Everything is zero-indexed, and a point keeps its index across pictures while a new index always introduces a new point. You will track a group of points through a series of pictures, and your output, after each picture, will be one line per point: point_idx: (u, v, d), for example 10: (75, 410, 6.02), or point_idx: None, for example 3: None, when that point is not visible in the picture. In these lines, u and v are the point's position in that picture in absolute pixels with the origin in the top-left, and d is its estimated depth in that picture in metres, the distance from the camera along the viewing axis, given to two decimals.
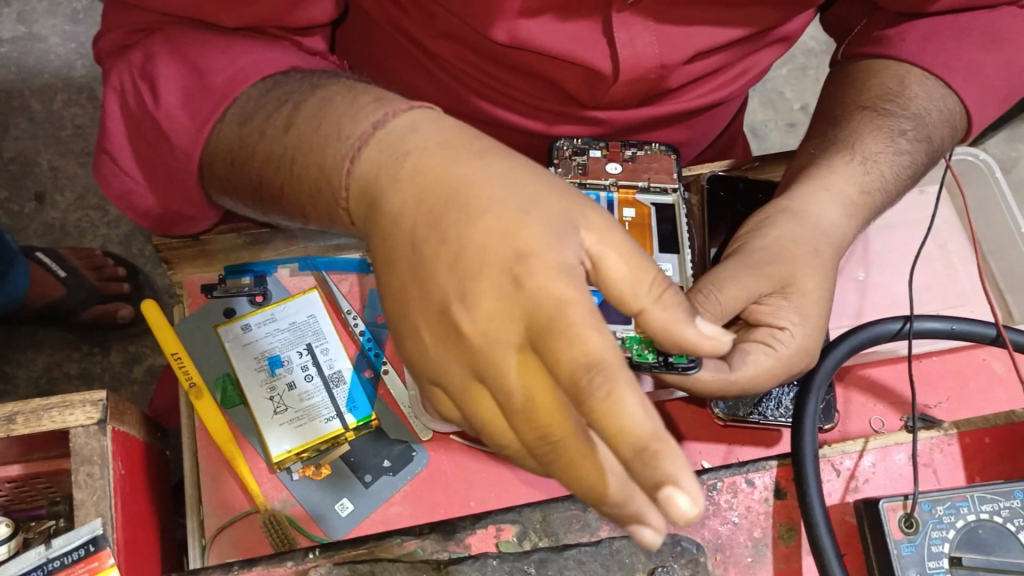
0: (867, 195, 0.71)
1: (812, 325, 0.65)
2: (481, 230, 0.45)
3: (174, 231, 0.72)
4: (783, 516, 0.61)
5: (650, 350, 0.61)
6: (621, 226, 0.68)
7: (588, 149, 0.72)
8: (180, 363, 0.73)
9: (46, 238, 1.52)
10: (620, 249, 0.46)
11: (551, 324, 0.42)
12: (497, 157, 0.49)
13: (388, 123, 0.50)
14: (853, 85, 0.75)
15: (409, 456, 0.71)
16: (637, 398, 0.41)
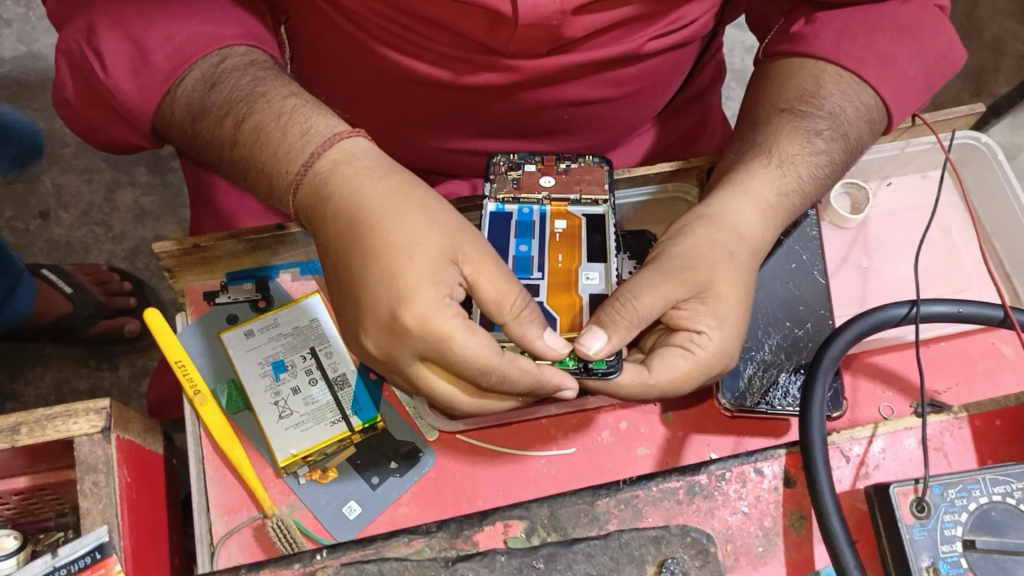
0: (784, 199, 0.69)
1: (731, 330, 0.63)
2: (377, 272, 0.57)
3: (174, 240, 0.71)
4: (794, 504, 0.60)
5: (571, 357, 0.61)
6: (551, 240, 0.67)
7: (524, 163, 0.70)
8: (185, 371, 0.72)
9: (53, 255, 1.53)
10: (489, 279, 0.59)
11: (438, 345, 0.56)
12: (396, 196, 0.59)
13: (314, 164, 0.61)
14: (773, 87, 0.74)
15: (417, 456, 0.71)
16: (520, 375, 0.57)
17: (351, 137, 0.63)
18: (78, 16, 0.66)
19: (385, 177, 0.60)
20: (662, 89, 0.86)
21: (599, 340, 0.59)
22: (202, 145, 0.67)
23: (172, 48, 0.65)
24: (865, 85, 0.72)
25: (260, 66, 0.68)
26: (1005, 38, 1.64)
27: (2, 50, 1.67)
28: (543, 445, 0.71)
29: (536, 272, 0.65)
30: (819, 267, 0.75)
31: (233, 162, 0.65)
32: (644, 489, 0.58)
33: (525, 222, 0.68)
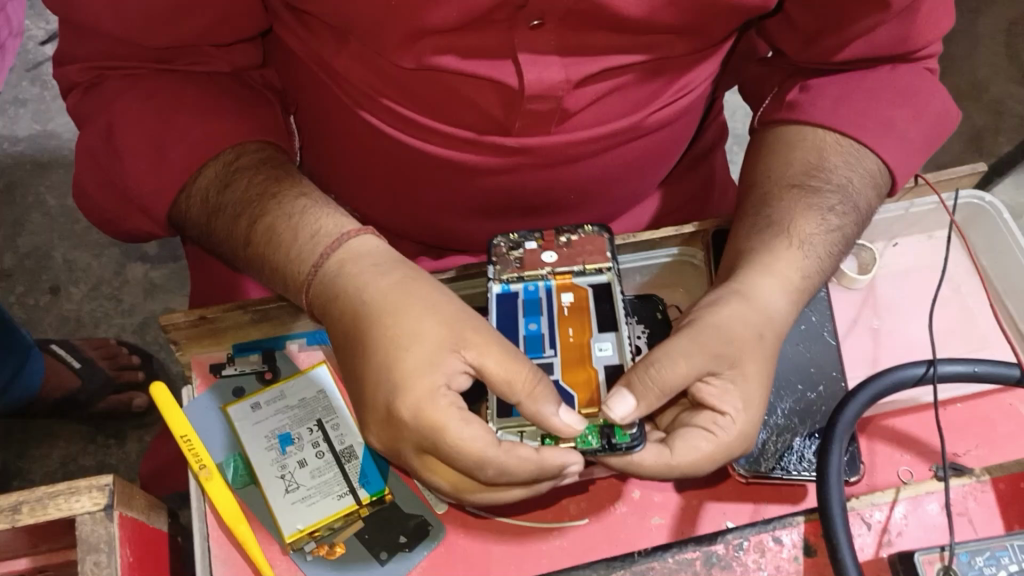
0: (808, 280, 0.68)
1: (755, 413, 0.62)
2: (377, 368, 0.58)
3: (182, 311, 0.71)
4: (814, 573, 0.66)
5: (592, 436, 0.58)
6: (560, 314, 0.64)
7: (523, 242, 0.68)
8: (190, 445, 0.70)
9: (62, 330, 1.53)
10: (495, 361, 0.57)
11: (433, 437, 0.56)
12: (401, 293, 0.60)
13: (325, 263, 0.62)
14: (777, 160, 0.73)
15: (426, 529, 0.69)
16: (516, 464, 0.55)
17: (360, 237, 0.64)
18: (97, 113, 0.69)
19: (390, 275, 0.61)
20: (665, 159, 0.88)
21: (625, 404, 0.56)
22: (217, 239, 0.69)
23: (186, 146, 0.67)
24: (867, 150, 0.72)
25: (272, 162, 0.69)
26: (1005, 99, 1.67)
27: (18, 130, 1.70)
28: (554, 515, 0.70)
29: (547, 349, 0.63)
30: (829, 328, 0.74)
31: (248, 262, 0.67)
32: (660, 561, 0.67)
33: (532, 300, 0.66)
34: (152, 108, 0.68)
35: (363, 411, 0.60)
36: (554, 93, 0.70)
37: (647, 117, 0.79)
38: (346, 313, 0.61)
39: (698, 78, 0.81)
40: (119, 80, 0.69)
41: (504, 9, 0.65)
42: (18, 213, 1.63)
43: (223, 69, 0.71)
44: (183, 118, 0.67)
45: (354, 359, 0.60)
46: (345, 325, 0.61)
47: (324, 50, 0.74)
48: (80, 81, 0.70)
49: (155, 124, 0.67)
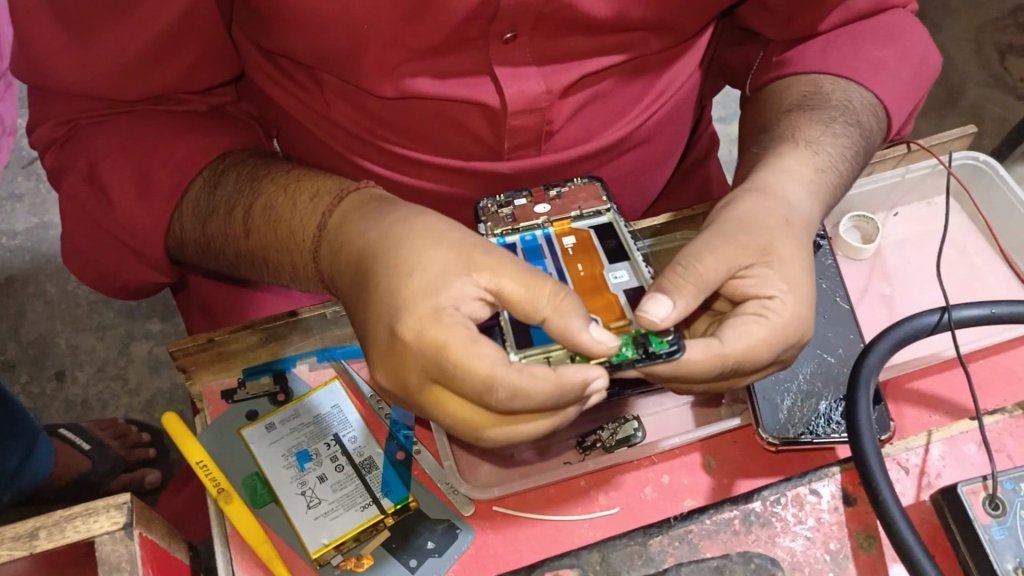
0: (823, 175, 0.67)
1: (803, 294, 0.59)
2: (380, 297, 0.52)
3: (191, 336, 0.70)
4: (858, 523, 0.64)
5: (627, 346, 0.53)
6: (563, 253, 0.59)
7: (513, 199, 0.63)
8: (206, 471, 0.69)
9: (67, 417, 1.47)
10: (512, 279, 0.51)
11: (443, 359, 0.50)
12: (402, 226, 0.55)
13: (328, 221, 0.59)
14: (771, 102, 0.75)
15: (454, 533, 0.66)
16: (531, 383, 0.49)
17: (361, 190, 0.61)
18: (73, 156, 0.66)
19: (391, 214, 0.57)
20: (663, 164, 0.86)
21: (663, 306, 0.51)
22: (218, 249, 0.66)
23: (173, 167, 0.65)
24: (857, 86, 0.73)
25: (260, 159, 0.68)
26: (982, 103, 1.65)
27: (14, 225, 1.66)
28: (584, 508, 0.67)
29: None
30: (840, 293, 0.75)
31: (252, 254, 0.64)
32: (698, 524, 0.64)
33: (532, 247, 0.60)
34: (133, 142, 0.65)
35: (373, 349, 0.54)
36: (537, 105, 0.67)
37: (641, 125, 0.77)
38: (353, 255, 0.56)
39: (682, 75, 0.78)
40: (92, 126, 0.66)
41: (475, 26, 0.61)
42: (18, 303, 1.58)
43: (201, 109, 0.70)
44: (165, 142, 0.66)
45: (361, 298, 0.54)
46: (352, 271, 0.56)
47: (304, 98, 0.72)
48: (54, 138, 0.67)
49: (139, 154, 0.65)
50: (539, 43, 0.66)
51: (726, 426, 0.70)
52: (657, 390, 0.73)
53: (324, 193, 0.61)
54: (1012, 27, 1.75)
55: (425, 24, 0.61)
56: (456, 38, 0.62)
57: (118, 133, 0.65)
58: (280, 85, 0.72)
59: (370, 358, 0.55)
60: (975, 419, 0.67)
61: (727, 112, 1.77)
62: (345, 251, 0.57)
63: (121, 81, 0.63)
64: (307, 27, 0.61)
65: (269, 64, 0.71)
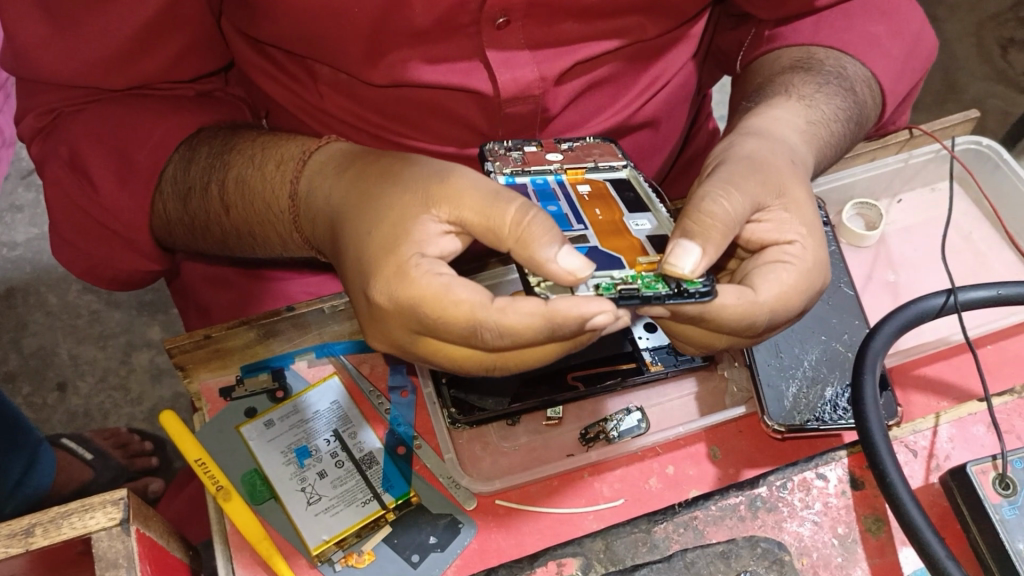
0: (815, 127, 0.67)
1: (818, 237, 0.59)
2: (352, 260, 0.52)
3: (185, 332, 0.69)
4: (866, 507, 0.63)
5: (657, 282, 0.51)
6: (579, 199, 0.58)
7: (522, 145, 0.62)
8: (205, 468, 0.68)
9: (70, 426, 1.39)
10: (472, 211, 0.51)
11: (422, 314, 0.49)
12: (358, 181, 0.55)
13: (297, 181, 0.60)
14: (763, 70, 0.74)
15: (457, 528, 0.65)
16: (510, 314, 0.48)
17: (322, 147, 0.61)
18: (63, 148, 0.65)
19: (349, 168, 0.57)
20: (661, 153, 0.85)
21: (691, 255, 0.50)
22: (204, 227, 0.66)
23: (152, 147, 0.65)
24: (842, 55, 0.73)
25: (229, 128, 0.68)
26: (986, 97, 1.64)
27: (16, 236, 1.59)
28: (588, 499, 0.66)
29: (576, 224, 0.55)
30: (846, 280, 0.75)
31: (238, 228, 0.64)
32: (703, 510, 0.62)
33: (544, 190, 0.59)
34: (114, 127, 0.65)
35: (363, 312, 0.54)
36: (532, 93, 0.66)
37: (638, 112, 0.76)
38: (326, 221, 0.57)
39: (679, 62, 0.77)
40: (75, 113, 0.66)
41: (466, 12, 0.61)
42: (21, 314, 1.51)
43: (187, 94, 0.70)
44: (146, 123, 0.66)
45: (341, 262, 0.55)
46: (329, 236, 0.57)
47: (296, 88, 0.72)
48: (39, 128, 0.67)
49: (117, 137, 0.65)
50: (532, 30, 0.65)
51: (730, 415, 0.70)
52: (660, 380, 0.72)
53: (295, 155, 0.61)
54: (1013, 21, 1.74)
55: (415, 9, 0.60)
56: (447, 24, 0.62)
57: (101, 115, 0.65)
58: (273, 77, 0.72)
59: (363, 321, 0.55)
60: (983, 401, 0.66)
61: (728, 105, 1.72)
62: (317, 216, 0.58)
63: (107, 70, 0.63)
64: (296, 16, 0.61)
65: (260, 57, 0.71)
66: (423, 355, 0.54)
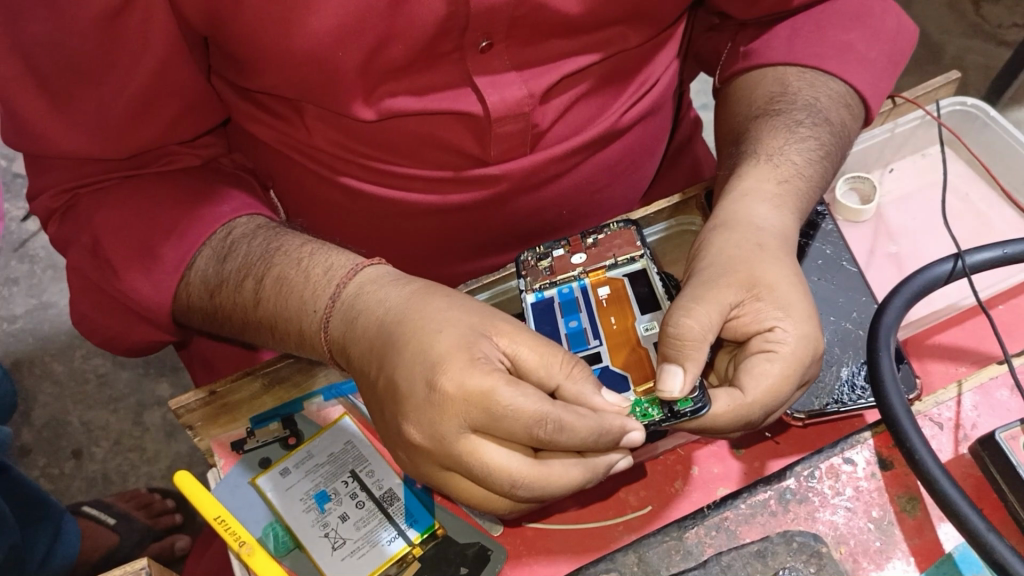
0: (787, 184, 0.69)
1: (801, 316, 0.61)
2: (408, 353, 0.54)
3: (190, 391, 0.68)
4: (899, 486, 0.61)
5: (654, 407, 0.58)
6: (598, 304, 0.64)
7: (551, 250, 0.68)
8: (226, 525, 0.65)
9: (91, 492, 1.38)
10: (528, 346, 0.56)
11: (486, 405, 0.52)
12: (424, 294, 0.58)
13: (342, 293, 0.60)
14: (739, 107, 0.77)
15: (487, 555, 0.64)
16: (574, 417, 0.52)
17: (372, 264, 0.62)
18: (80, 234, 0.65)
19: (411, 283, 0.59)
20: (652, 155, 0.84)
21: (677, 376, 0.56)
22: (226, 318, 0.66)
23: (175, 236, 0.65)
24: (830, 78, 0.74)
25: (267, 227, 0.68)
26: (964, 54, 1.63)
27: (14, 308, 1.59)
28: (616, 511, 0.65)
29: (592, 340, 0.63)
30: (846, 257, 0.74)
31: (263, 327, 0.64)
32: (732, 510, 0.61)
33: (568, 301, 0.65)
34: (127, 210, 0.65)
35: (405, 394, 0.53)
36: (521, 110, 0.66)
37: (621, 118, 0.75)
38: (379, 314, 0.57)
39: (662, 66, 0.77)
40: (90, 195, 0.66)
41: (448, 39, 0.61)
42: (28, 387, 1.49)
43: (194, 162, 0.69)
44: (159, 205, 0.66)
45: (390, 351, 0.55)
46: (374, 332, 0.57)
47: (284, 128, 0.71)
48: (54, 208, 0.67)
49: (134, 221, 0.65)
50: (515, 50, 0.65)
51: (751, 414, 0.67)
52: None
53: (336, 266, 0.62)
54: None
55: (395, 39, 0.60)
56: (429, 53, 0.62)
57: (110, 200, 0.65)
58: (258, 120, 0.72)
59: (400, 408, 0.54)
60: (1004, 362, 0.65)
61: (704, 98, 1.67)
62: (368, 311, 0.58)
63: (106, 143, 0.62)
64: (278, 59, 0.61)
65: (248, 102, 0.71)
66: (439, 459, 0.54)
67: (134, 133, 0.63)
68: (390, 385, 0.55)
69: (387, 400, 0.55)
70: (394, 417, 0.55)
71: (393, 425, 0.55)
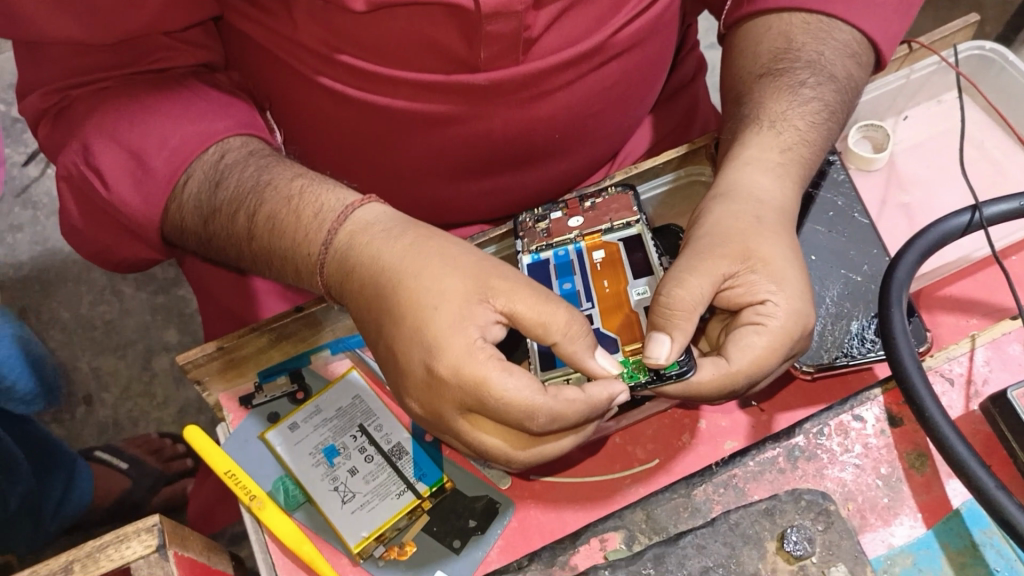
0: (791, 152, 0.68)
1: (795, 292, 0.60)
2: (406, 328, 0.54)
3: (198, 347, 0.67)
4: (908, 443, 0.61)
5: (641, 370, 0.58)
6: (592, 268, 0.64)
7: (548, 213, 0.68)
8: (236, 480, 0.67)
9: (102, 438, 1.40)
10: (526, 304, 0.55)
11: (476, 392, 0.52)
12: (420, 252, 0.57)
13: (335, 240, 0.59)
14: (741, 58, 0.76)
15: (494, 509, 0.65)
16: (568, 403, 0.53)
17: (364, 206, 0.61)
18: (72, 139, 0.65)
19: (404, 235, 0.58)
20: (653, 84, 0.81)
21: (664, 345, 0.56)
22: (219, 245, 0.66)
23: (169, 151, 0.64)
24: (836, 22, 0.73)
25: (259, 154, 0.66)
26: None
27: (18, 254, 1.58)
28: (623, 464, 0.65)
29: (585, 303, 0.63)
30: (858, 208, 0.73)
31: (253, 256, 0.64)
32: (740, 468, 0.61)
33: (564, 263, 0.65)
34: (117, 112, 0.65)
35: (404, 367, 0.55)
36: (513, 8, 0.62)
37: (625, 51, 0.73)
38: (375, 260, 0.57)
39: None
40: (84, 95, 0.66)
41: None
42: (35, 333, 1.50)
43: (187, 61, 0.69)
44: (150, 104, 0.65)
45: (389, 321, 0.55)
46: (370, 286, 0.57)
47: (273, 23, 0.70)
48: (45, 109, 0.67)
49: (128, 129, 0.64)
50: None
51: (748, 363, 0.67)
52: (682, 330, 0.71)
53: (330, 206, 0.61)
54: None
55: None
56: None
57: (106, 99, 0.65)
58: (248, 15, 0.71)
59: (400, 377, 0.56)
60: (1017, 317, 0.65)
61: (714, 36, 1.64)
62: (363, 255, 0.57)
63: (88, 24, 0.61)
64: None
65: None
66: (439, 426, 0.57)
67: (113, 17, 0.62)
68: (389, 353, 0.56)
69: (389, 366, 0.57)
70: (398, 386, 0.57)
71: (398, 389, 0.57)
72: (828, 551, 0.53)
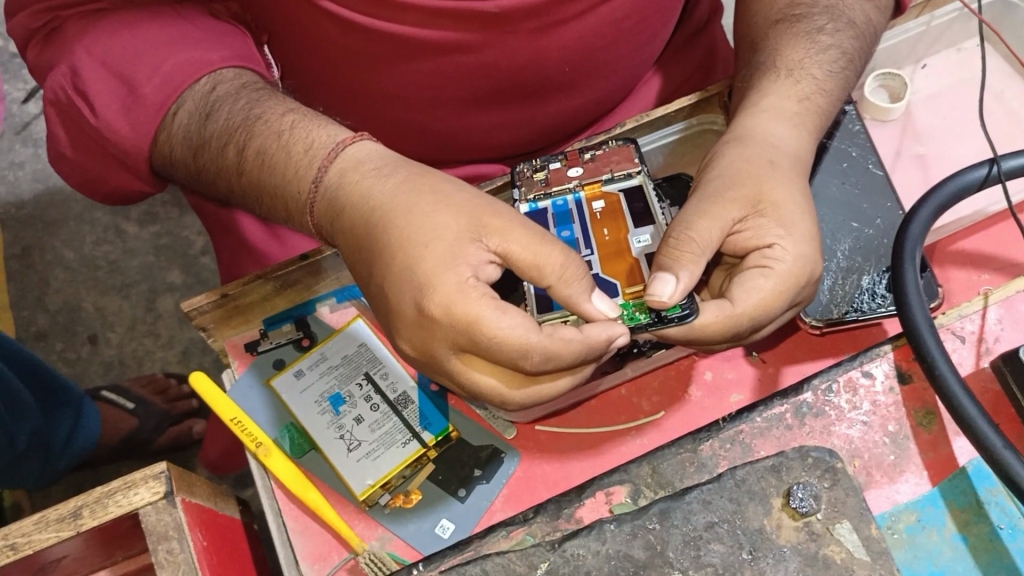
0: (808, 100, 0.67)
1: (803, 236, 0.59)
2: (395, 266, 0.53)
3: (202, 294, 0.67)
4: (916, 401, 0.60)
5: (641, 312, 0.57)
6: (592, 217, 0.63)
7: (548, 163, 0.66)
8: (242, 427, 0.67)
9: (108, 376, 1.40)
10: (519, 243, 0.53)
11: (468, 331, 0.52)
12: (410, 190, 0.56)
13: (324, 178, 0.59)
14: (758, 5, 0.75)
15: (499, 458, 0.65)
16: (563, 345, 0.52)
17: (355, 143, 0.60)
18: (61, 62, 0.64)
19: (395, 173, 0.57)
20: (666, 22, 0.79)
21: (669, 284, 0.54)
22: (209, 177, 0.66)
23: (160, 78, 0.63)
24: None
25: (251, 87, 0.66)
26: None
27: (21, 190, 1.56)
28: (628, 416, 0.66)
29: (584, 249, 0.61)
30: (873, 159, 0.71)
31: (243, 190, 0.64)
32: (748, 423, 0.56)
33: (562, 212, 0.64)
34: (109, 34, 0.64)
35: (394, 308, 0.54)
36: None
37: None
38: (366, 198, 0.56)
39: None
40: (73, 18, 0.65)
41: None
42: (40, 273, 1.49)
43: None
44: (139, 27, 0.64)
45: (378, 259, 0.54)
46: (359, 224, 0.56)
47: None
48: (34, 29, 0.66)
49: (120, 53, 0.63)
50: None
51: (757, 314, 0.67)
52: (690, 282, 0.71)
53: (322, 144, 0.60)
54: None
55: None
56: None
57: (97, 22, 0.64)
58: None
59: (389, 316, 0.55)
60: None
61: None
62: (352, 193, 0.57)
63: None
64: None
65: None
66: (430, 366, 0.56)
67: None
68: (380, 293, 0.55)
69: (380, 307, 0.56)
70: (387, 325, 0.56)
71: (387, 328, 0.57)
72: (833, 508, 0.44)
